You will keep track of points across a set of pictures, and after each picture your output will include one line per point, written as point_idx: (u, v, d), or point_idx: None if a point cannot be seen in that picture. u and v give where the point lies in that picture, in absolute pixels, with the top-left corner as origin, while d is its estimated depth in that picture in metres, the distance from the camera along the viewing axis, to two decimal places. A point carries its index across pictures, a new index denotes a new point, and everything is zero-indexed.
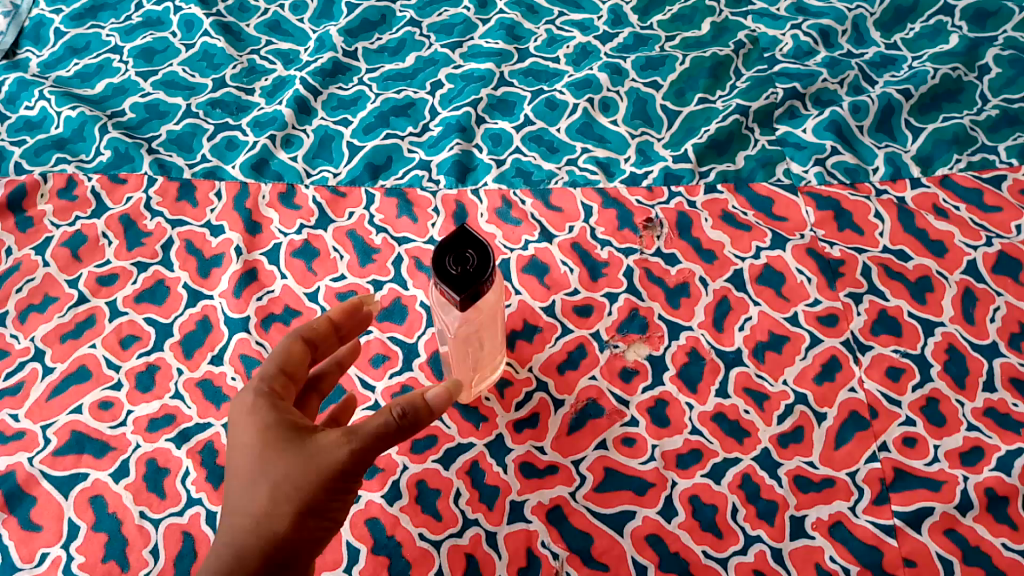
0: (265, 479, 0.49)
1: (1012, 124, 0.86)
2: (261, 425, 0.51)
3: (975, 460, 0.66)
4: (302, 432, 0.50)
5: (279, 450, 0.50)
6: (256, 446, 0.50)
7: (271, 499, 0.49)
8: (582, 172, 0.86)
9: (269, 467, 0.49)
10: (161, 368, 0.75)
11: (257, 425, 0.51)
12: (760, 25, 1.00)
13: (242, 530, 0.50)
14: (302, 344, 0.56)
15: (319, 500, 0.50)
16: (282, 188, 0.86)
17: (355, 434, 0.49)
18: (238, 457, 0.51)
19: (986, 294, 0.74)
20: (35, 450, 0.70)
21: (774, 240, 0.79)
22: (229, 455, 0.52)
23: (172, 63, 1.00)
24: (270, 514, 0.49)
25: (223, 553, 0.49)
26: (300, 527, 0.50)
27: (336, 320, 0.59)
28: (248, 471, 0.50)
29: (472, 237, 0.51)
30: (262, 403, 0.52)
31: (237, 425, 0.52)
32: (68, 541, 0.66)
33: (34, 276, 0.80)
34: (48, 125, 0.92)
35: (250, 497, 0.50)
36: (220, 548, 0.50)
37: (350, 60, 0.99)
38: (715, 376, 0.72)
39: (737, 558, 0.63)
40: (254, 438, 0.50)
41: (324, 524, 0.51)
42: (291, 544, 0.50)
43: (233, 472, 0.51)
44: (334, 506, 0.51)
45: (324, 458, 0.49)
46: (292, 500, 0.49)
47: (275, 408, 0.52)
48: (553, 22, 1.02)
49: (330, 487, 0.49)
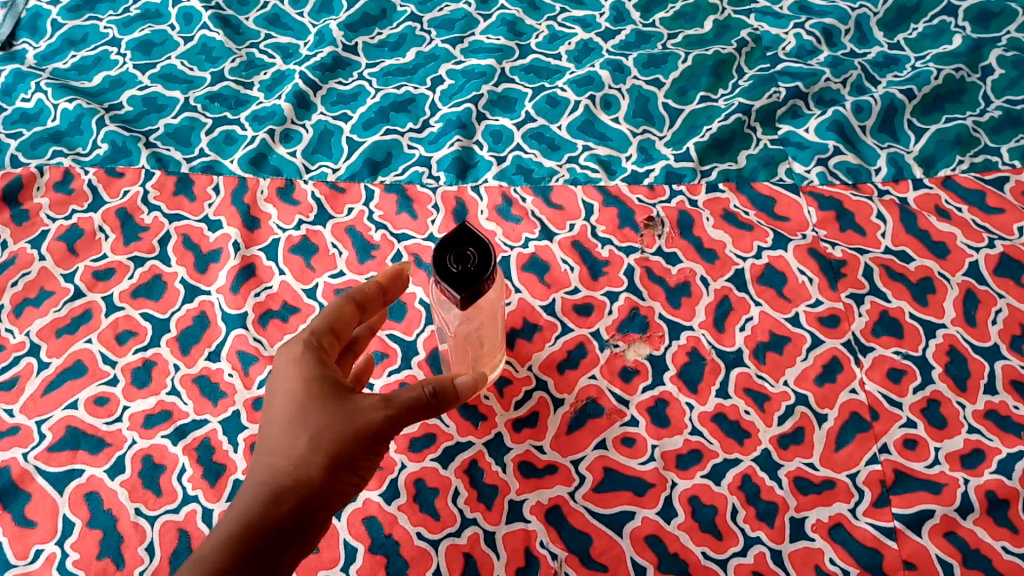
0: (307, 425, 0.50)
1: (1015, 126, 0.86)
2: (308, 375, 0.52)
3: (976, 463, 0.65)
4: (343, 391, 0.52)
5: (322, 402, 0.51)
6: (300, 394, 0.51)
7: (309, 446, 0.50)
8: (583, 170, 0.86)
9: (312, 415, 0.51)
10: (157, 364, 0.74)
11: (304, 375, 0.52)
12: (763, 23, 0.99)
13: (275, 473, 0.49)
14: (354, 306, 0.58)
15: (354, 455, 0.51)
16: (281, 183, 0.86)
17: (394, 401, 0.52)
18: (278, 404, 0.52)
19: (987, 296, 0.74)
20: (29, 446, 0.69)
21: (776, 240, 0.79)
22: (268, 403, 0.53)
23: (171, 56, 0.99)
24: (307, 460, 0.50)
25: (255, 492, 0.49)
26: (333, 478, 0.50)
27: (384, 284, 0.60)
28: (288, 417, 0.51)
29: (472, 235, 0.50)
30: (310, 356, 0.53)
31: (280, 373, 0.53)
32: (62, 538, 0.65)
33: (29, 270, 0.79)
34: (45, 117, 0.91)
35: (288, 441, 0.50)
36: (250, 490, 0.49)
37: (350, 55, 0.99)
38: (715, 376, 0.71)
39: (736, 559, 0.63)
40: (299, 386, 0.52)
41: (352, 482, 0.52)
42: (322, 495, 0.50)
43: (270, 419, 0.52)
44: (363, 465, 0.52)
45: (361, 419, 0.51)
46: (330, 449, 0.50)
47: (321, 363, 0.53)
48: (555, 18, 1.01)
49: (365, 445, 0.51)
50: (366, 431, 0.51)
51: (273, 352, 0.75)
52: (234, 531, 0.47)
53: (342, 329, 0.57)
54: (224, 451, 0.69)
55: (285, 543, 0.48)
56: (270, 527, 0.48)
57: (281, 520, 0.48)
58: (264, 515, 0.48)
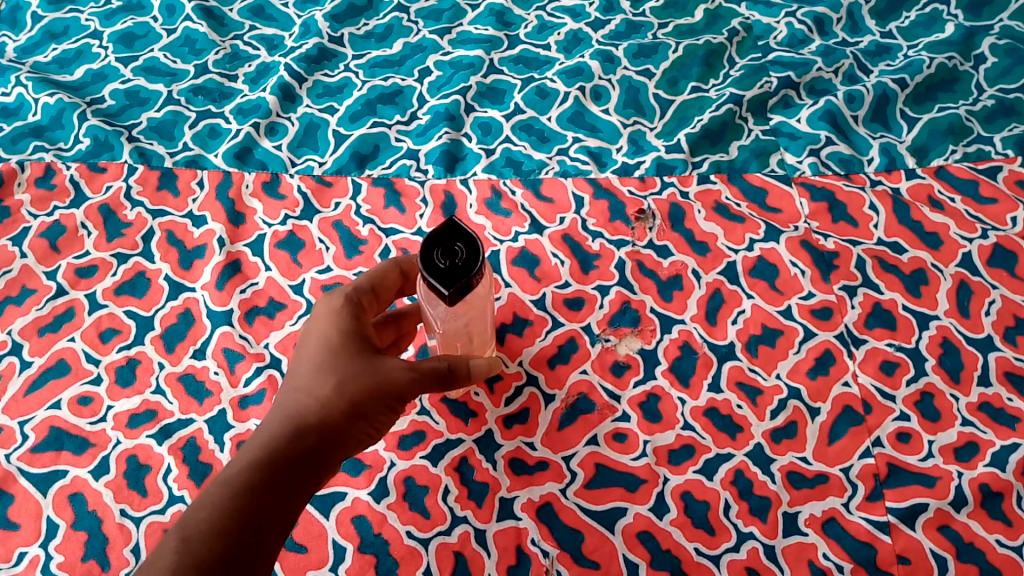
0: (335, 373, 0.52)
1: (1008, 115, 0.85)
2: (343, 324, 0.54)
3: (970, 456, 0.65)
4: (372, 348, 0.53)
5: (353, 352, 0.53)
6: (331, 343, 0.53)
7: (333, 393, 0.51)
8: (573, 162, 0.85)
9: (342, 363, 0.52)
10: (142, 363, 0.73)
11: (340, 324, 0.54)
12: (754, 12, 0.98)
13: (298, 411, 0.51)
14: (398, 272, 0.60)
15: (375, 407, 0.52)
16: (266, 177, 0.84)
17: (418, 365, 0.53)
18: (310, 348, 0.53)
19: (981, 288, 0.73)
20: (12, 447, 0.68)
21: (768, 232, 0.78)
22: (300, 344, 0.54)
23: (153, 48, 0.97)
24: (331, 404, 0.51)
25: (278, 424, 0.51)
26: (352, 427, 0.52)
27: None
28: (317, 361, 0.52)
29: (461, 229, 0.49)
30: (346, 309, 0.55)
31: (317, 319, 0.55)
32: (46, 540, 0.64)
33: (11, 268, 0.78)
34: (25, 112, 0.90)
35: (313, 383, 0.51)
36: (275, 422, 0.51)
37: (336, 46, 0.97)
38: (707, 370, 0.71)
39: (729, 555, 0.62)
40: (333, 335, 0.53)
41: (367, 434, 0.53)
42: (341, 439, 0.51)
43: (300, 360, 0.53)
44: (380, 418, 0.53)
45: (385, 376, 0.52)
46: (352, 399, 0.51)
47: (356, 317, 0.54)
48: (544, 8, 1.00)
49: (385, 402, 0.53)
50: (388, 387, 0.52)
51: (259, 349, 0.74)
52: (259, 456, 0.49)
53: (384, 293, 0.59)
54: (210, 450, 0.68)
55: (302, 478, 0.50)
56: (292, 459, 0.50)
57: (302, 455, 0.50)
58: (287, 448, 0.50)
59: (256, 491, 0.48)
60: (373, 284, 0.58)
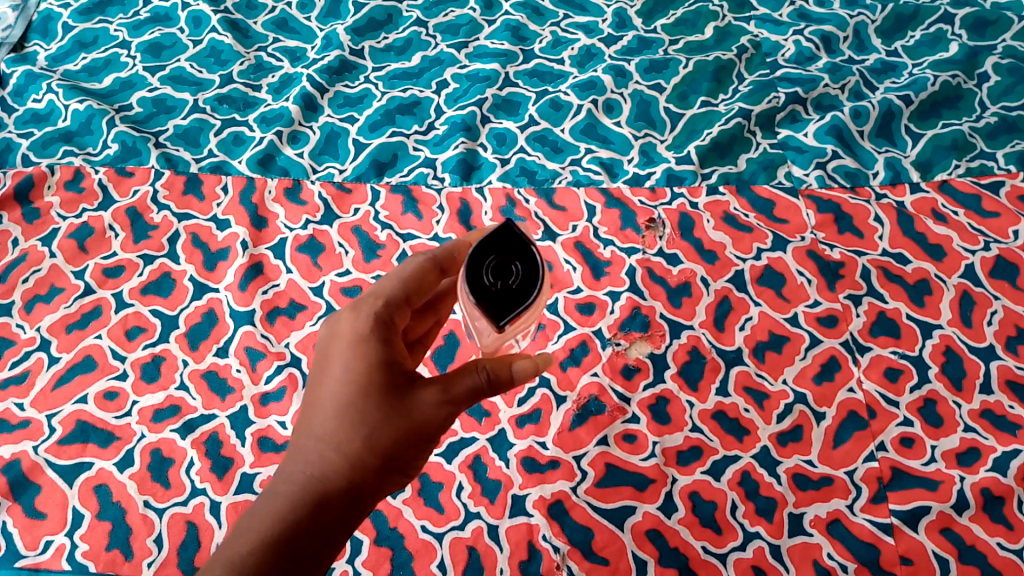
0: (364, 419, 0.52)
1: (1010, 132, 0.87)
2: (371, 361, 0.52)
3: (971, 461, 0.67)
4: (403, 386, 0.53)
5: (384, 393, 0.52)
6: (359, 383, 0.52)
7: (362, 446, 0.52)
8: (585, 172, 0.87)
9: (373, 408, 0.52)
10: (167, 360, 0.75)
11: (367, 361, 0.52)
12: (762, 30, 1.01)
13: (325, 464, 0.52)
14: (436, 272, 0.57)
15: (405, 452, 0.53)
16: (289, 184, 0.87)
17: (450, 398, 0.52)
18: (335, 386, 0.53)
19: (983, 298, 0.75)
20: (40, 439, 0.70)
21: (775, 241, 0.80)
22: (324, 374, 0.54)
23: (180, 58, 1.00)
24: (361, 455, 0.52)
25: (303, 480, 0.51)
26: (384, 473, 0.53)
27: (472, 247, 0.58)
28: (344, 407, 0.52)
29: (522, 248, 0.49)
30: (375, 338, 0.53)
31: (342, 349, 0.53)
32: (72, 529, 0.66)
33: (40, 267, 0.81)
34: (56, 118, 0.93)
35: (340, 434, 0.52)
36: (300, 476, 0.52)
37: (357, 59, 1.00)
38: (715, 374, 0.72)
39: (736, 554, 0.64)
40: (360, 373, 0.52)
41: (398, 474, 0.54)
42: (370, 487, 0.53)
43: (325, 399, 0.53)
44: (409, 460, 0.54)
45: (416, 418, 0.52)
46: (381, 451, 0.52)
47: (384, 348, 0.53)
48: (558, 24, 1.03)
49: (415, 444, 0.53)
50: (422, 428, 0.53)
51: (280, 348, 0.76)
52: (284, 520, 0.50)
53: (417, 297, 0.56)
54: (232, 445, 0.70)
55: (327, 536, 0.51)
56: (318, 520, 0.51)
57: (328, 514, 0.51)
58: (314, 505, 0.51)
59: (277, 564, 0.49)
60: (407, 287, 0.56)
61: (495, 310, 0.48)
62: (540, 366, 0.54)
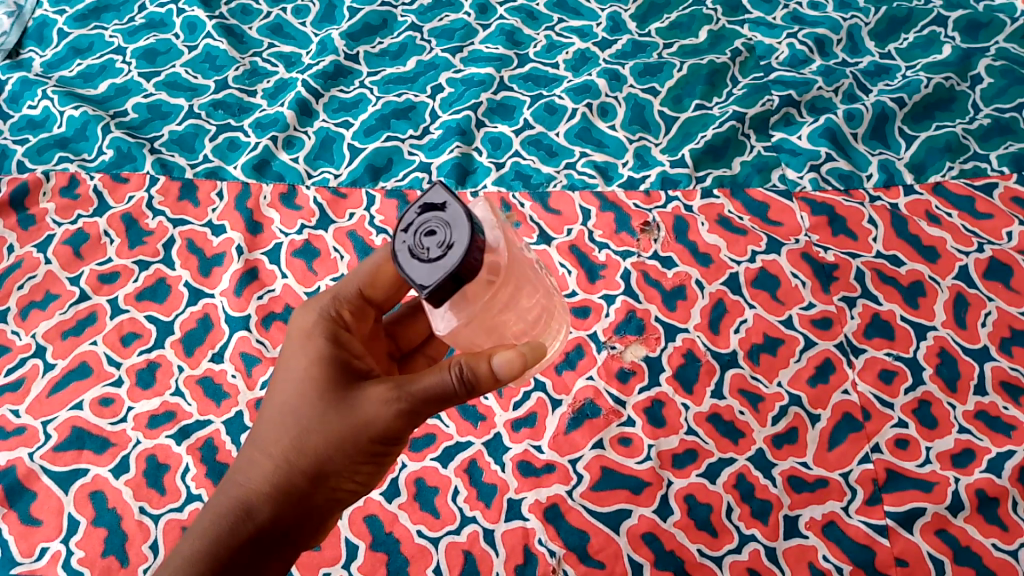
0: (300, 417, 0.52)
1: (1004, 133, 0.88)
2: (309, 356, 0.53)
3: (966, 462, 0.67)
4: (346, 384, 0.52)
5: (323, 390, 0.52)
6: (296, 378, 0.53)
7: (296, 444, 0.53)
8: (580, 176, 0.87)
9: (309, 406, 0.52)
10: (162, 366, 0.75)
11: (305, 356, 0.53)
12: (756, 33, 1.01)
13: (265, 462, 0.53)
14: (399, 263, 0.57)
15: (345, 453, 0.52)
16: (283, 189, 0.87)
17: (398, 398, 0.50)
18: (279, 383, 0.54)
19: (978, 300, 0.75)
20: (35, 446, 0.70)
21: (770, 244, 0.80)
22: (275, 372, 0.56)
23: (175, 64, 1.01)
24: (296, 456, 0.53)
25: (245, 476, 0.54)
26: (323, 478, 0.53)
27: None
28: (283, 402, 0.53)
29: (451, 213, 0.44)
30: (317, 333, 0.54)
31: (289, 345, 0.55)
32: (67, 536, 0.66)
33: (36, 273, 0.81)
34: (51, 124, 0.93)
35: (279, 432, 0.53)
36: (238, 481, 0.54)
37: (352, 64, 1.01)
38: (710, 377, 0.73)
39: (731, 556, 0.64)
40: (299, 368, 0.53)
41: (346, 476, 0.54)
42: (312, 487, 0.53)
43: (272, 395, 0.55)
44: (354, 462, 0.53)
45: (358, 417, 0.51)
46: (316, 451, 0.52)
47: (327, 343, 0.54)
48: (552, 28, 1.04)
49: (358, 444, 0.52)
50: (365, 426, 0.51)
51: (275, 353, 0.76)
52: (218, 526, 0.53)
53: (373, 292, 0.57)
54: (226, 450, 0.70)
55: (269, 533, 0.53)
56: (248, 529, 0.53)
57: (266, 512, 0.53)
58: (254, 501, 0.53)
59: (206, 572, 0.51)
60: (364, 282, 0.57)
61: (418, 278, 0.43)
62: (528, 361, 0.48)
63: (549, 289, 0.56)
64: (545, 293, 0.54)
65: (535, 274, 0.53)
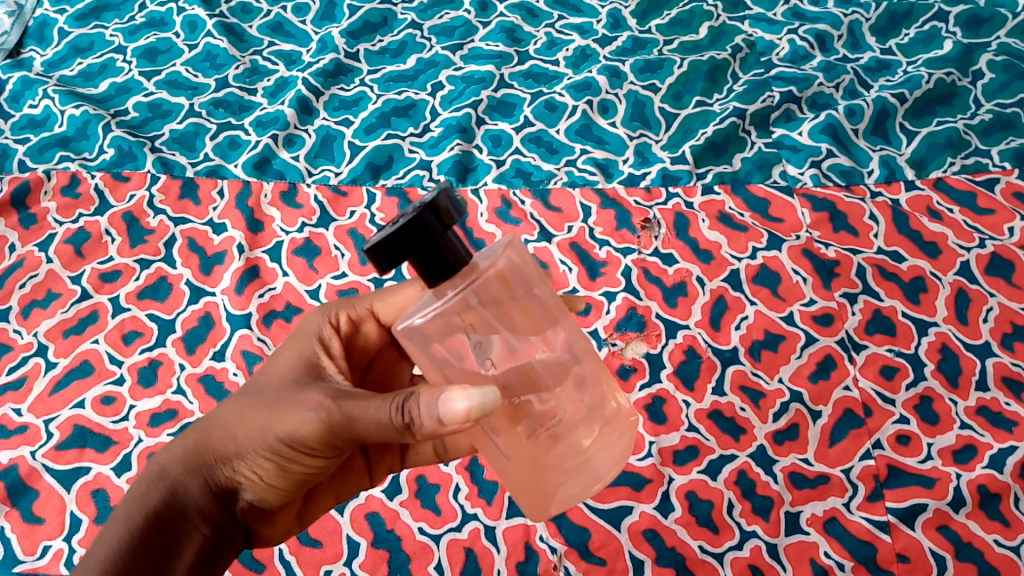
0: (244, 400, 0.52)
1: (1005, 129, 0.88)
2: (285, 348, 0.54)
3: (968, 458, 0.67)
4: (295, 382, 0.50)
5: (274, 382, 0.51)
6: (268, 365, 0.54)
7: (228, 425, 0.51)
8: (581, 173, 0.87)
9: (256, 392, 0.51)
10: (163, 364, 0.75)
11: (285, 348, 0.54)
12: (757, 29, 1.01)
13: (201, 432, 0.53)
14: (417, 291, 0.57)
15: (263, 451, 0.50)
16: (284, 187, 0.87)
17: (329, 408, 0.47)
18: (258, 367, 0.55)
19: (979, 295, 0.75)
20: (37, 444, 0.70)
21: (771, 240, 0.80)
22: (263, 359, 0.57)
23: (175, 63, 1.01)
24: (222, 436, 0.51)
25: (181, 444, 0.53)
26: (241, 469, 0.51)
27: None
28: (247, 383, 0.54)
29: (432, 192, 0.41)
30: (309, 331, 0.55)
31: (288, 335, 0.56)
32: (69, 534, 0.66)
33: (37, 272, 0.81)
34: (52, 123, 0.93)
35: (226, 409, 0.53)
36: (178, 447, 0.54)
37: (352, 62, 1.01)
38: (711, 374, 0.72)
39: (733, 553, 0.64)
40: (277, 357, 0.54)
41: (263, 475, 0.51)
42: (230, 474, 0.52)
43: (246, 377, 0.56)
44: (268, 463, 0.50)
45: (285, 415, 0.48)
46: (240, 439, 0.50)
47: (310, 342, 0.54)
48: (553, 25, 1.04)
49: (279, 444, 0.49)
50: (287, 425, 0.48)
51: None
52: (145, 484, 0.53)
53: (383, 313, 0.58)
54: None
55: (182, 508, 0.52)
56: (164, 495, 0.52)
57: (184, 484, 0.52)
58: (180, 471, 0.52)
59: (112, 531, 0.51)
60: (377, 300, 0.58)
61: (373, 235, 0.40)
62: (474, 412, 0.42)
63: (601, 399, 0.47)
64: (573, 384, 0.46)
65: (570, 356, 0.46)
